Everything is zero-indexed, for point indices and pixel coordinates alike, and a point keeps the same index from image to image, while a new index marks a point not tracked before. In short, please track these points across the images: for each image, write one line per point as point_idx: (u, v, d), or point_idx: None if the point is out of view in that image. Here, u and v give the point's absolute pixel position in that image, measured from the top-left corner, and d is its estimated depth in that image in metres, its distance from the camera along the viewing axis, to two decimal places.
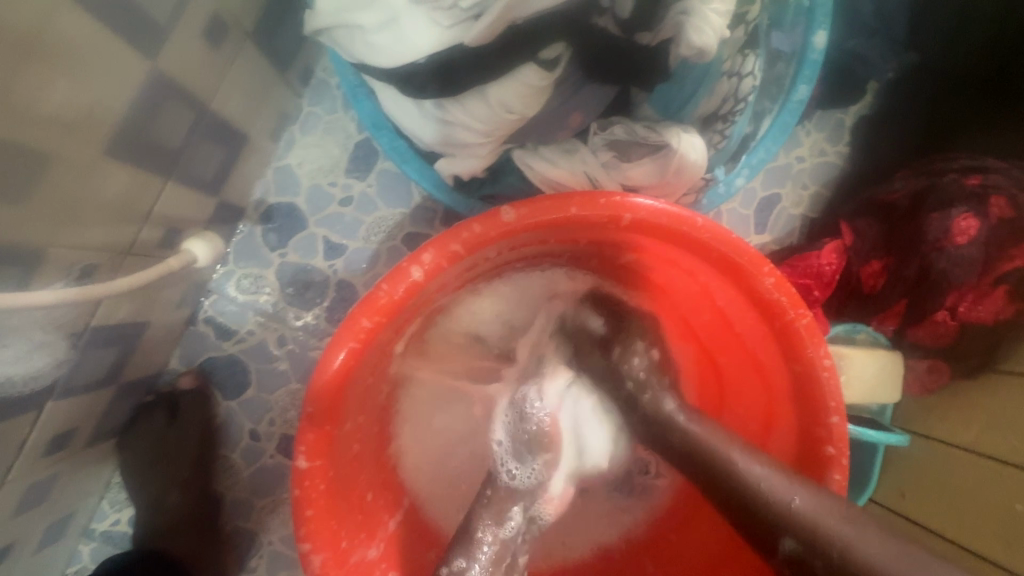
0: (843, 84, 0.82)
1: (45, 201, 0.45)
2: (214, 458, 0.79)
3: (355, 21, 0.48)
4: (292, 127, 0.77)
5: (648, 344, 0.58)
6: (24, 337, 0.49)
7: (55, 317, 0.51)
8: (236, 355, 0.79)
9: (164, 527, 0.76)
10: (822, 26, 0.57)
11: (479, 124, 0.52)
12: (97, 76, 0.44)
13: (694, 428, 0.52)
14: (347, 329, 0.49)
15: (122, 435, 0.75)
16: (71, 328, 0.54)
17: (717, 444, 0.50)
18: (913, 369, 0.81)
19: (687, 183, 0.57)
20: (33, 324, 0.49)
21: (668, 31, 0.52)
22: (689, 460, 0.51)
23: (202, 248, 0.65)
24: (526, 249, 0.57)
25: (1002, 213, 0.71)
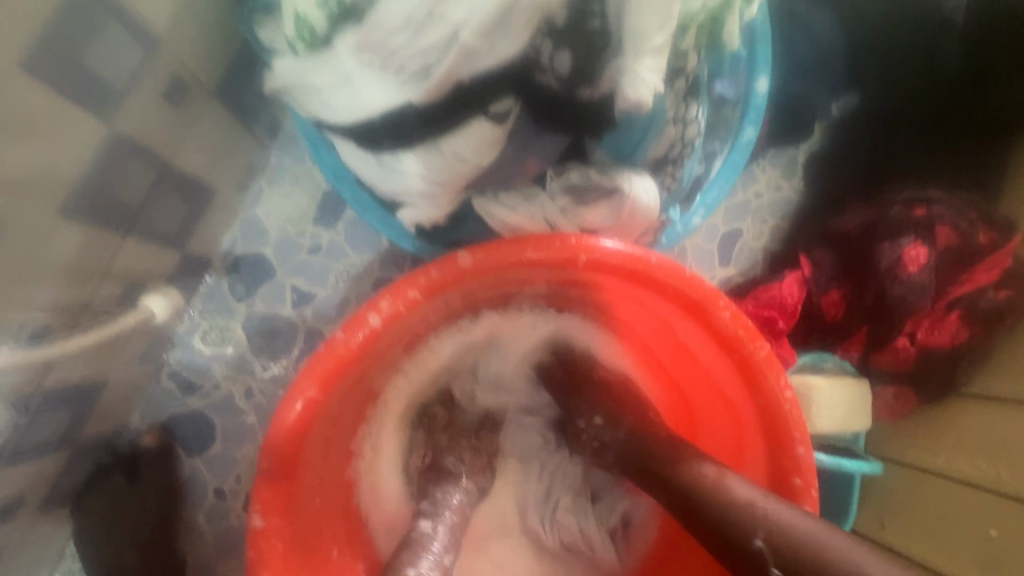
0: (791, 125, 0.86)
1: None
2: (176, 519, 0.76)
3: (309, 81, 0.49)
4: (260, 179, 0.78)
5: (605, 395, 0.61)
6: None
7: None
8: (201, 410, 0.77)
9: None
10: (761, 75, 0.64)
11: (435, 175, 0.53)
12: (51, 141, 0.44)
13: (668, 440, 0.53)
14: (308, 376, 0.49)
15: (76, 502, 0.70)
16: (20, 393, 0.52)
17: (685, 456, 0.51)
18: (880, 396, 0.81)
19: (642, 224, 0.60)
20: None
21: (608, 84, 0.50)
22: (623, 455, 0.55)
23: (161, 304, 0.65)
24: (485, 292, 0.58)
25: (948, 241, 0.76)
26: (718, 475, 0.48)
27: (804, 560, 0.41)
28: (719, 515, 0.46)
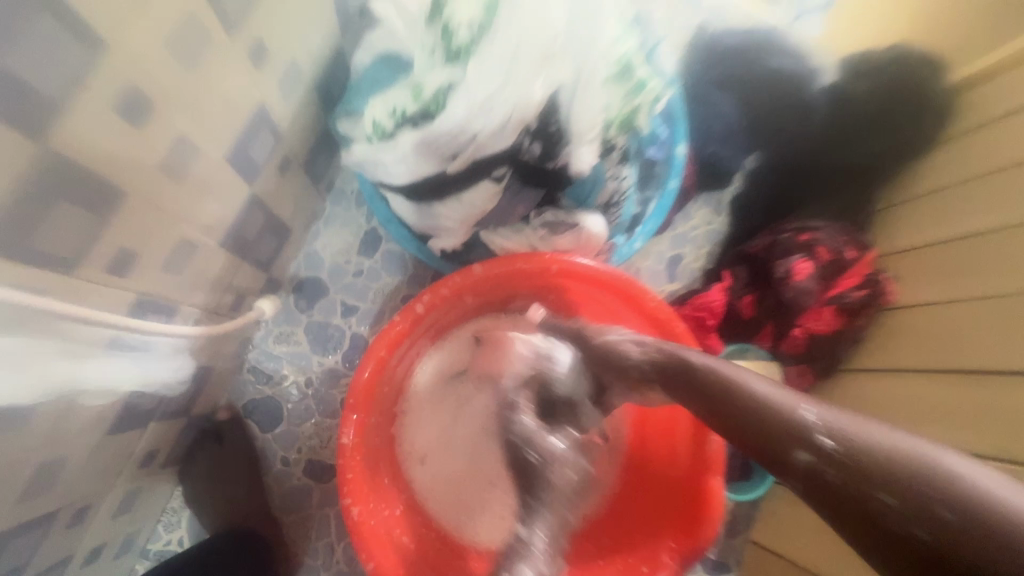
0: (712, 175, 1.16)
1: (192, 278, 0.70)
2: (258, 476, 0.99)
3: (379, 160, 0.75)
4: (318, 222, 1.05)
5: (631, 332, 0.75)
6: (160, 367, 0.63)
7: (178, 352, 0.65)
8: (273, 396, 1.01)
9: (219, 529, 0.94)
10: (681, 143, 0.92)
11: (456, 214, 0.81)
12: (231, 198, 0.70)
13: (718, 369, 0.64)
14: (379, 342, 0.76)
15: (185, 462, 0.95)
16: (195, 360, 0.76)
17: (728, 374, 0.63)
18: (788, 374, 1.08)
19: (596, 245, 0.86)
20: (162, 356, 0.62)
21: (564, 159, 0.75)
22: (675, 376, 0.67)
23: (268, 305, 0.94)
24: (490, 294, 0.85)
25: (826, 257, 1.03)
26: (777, 393, 0.58)
27: (855, 448, 0.49)
28: (781, 416, 0.56)
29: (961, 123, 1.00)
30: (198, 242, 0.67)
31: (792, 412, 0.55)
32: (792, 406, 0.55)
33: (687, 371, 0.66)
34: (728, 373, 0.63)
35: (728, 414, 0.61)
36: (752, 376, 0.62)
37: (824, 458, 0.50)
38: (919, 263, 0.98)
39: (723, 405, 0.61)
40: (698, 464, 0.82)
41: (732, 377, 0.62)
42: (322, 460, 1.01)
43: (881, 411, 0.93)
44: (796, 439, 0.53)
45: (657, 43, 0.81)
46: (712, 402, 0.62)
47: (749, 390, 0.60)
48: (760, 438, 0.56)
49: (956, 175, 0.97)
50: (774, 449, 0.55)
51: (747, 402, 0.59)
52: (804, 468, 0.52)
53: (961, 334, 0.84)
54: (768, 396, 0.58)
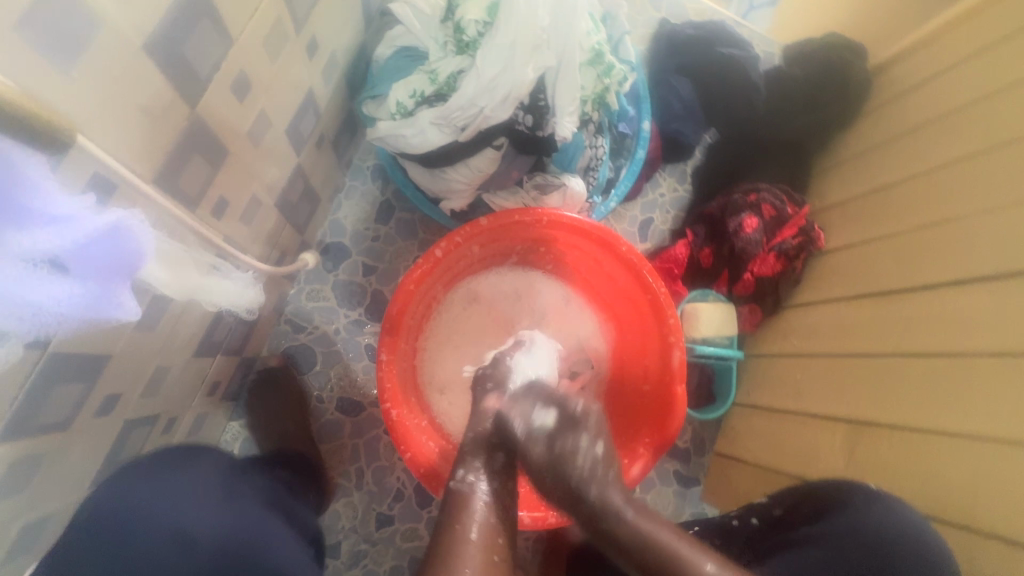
0: (675, 148, 1.35)
1: (258, 230, 0.87)
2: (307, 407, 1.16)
3: (400, 133, 0.91)
4: (340, 194, 1.22)
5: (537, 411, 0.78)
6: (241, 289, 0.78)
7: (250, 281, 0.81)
8: (307, 344, 1.19)
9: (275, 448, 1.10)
10: (647, 119, 1.12)
11: (463, 178, 0.98)
12: (286, 164, 0.87)
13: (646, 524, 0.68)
14: (407, 281, 0.93)
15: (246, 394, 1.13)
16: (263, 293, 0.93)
17: (654, 526, 0.68)
18: (741, 313, 1.27)
19: (579, 203, 1.04)
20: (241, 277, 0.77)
21: (550, 129, 0.92)
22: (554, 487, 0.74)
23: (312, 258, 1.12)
24: (493, 244, 1.04)
25: (770, 212, 1.23)
26: (668, 536, 0.67)
27: None
28: (660, 549, 0.66)
29: (880, 100, 1.22)
30: (263, 199, 0.84)
31: (688, 561, 0.65)
32: (687, 556, 0.65)
33: (605, 517, 0.70)
34: (614, 510, 0.70)
35: (618, 553, 0.69)
36: (655, 527, 0.68)
37: None
38: (843, 215, 1.20)
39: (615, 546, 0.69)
40: (665, 374, 1.00)
41: (618, 510, 0.69)
42: (351, 396, 1.19)
43: (813, 334, 1.13)
44: (651, 564, 0.66)
45: (623, 38, 1.01)
46: (615, 547, 0.69)
47: (631, 528, 0.68)
48: (640, 555, 0.67)
49: (871, 142, 1.19)
50: (645, 569, 0.66)
51: (628, 538, 0.68)
52: (644, 569, 0.67)
53: (875, 265, 1.06)
54: (668, 542, 0.66)
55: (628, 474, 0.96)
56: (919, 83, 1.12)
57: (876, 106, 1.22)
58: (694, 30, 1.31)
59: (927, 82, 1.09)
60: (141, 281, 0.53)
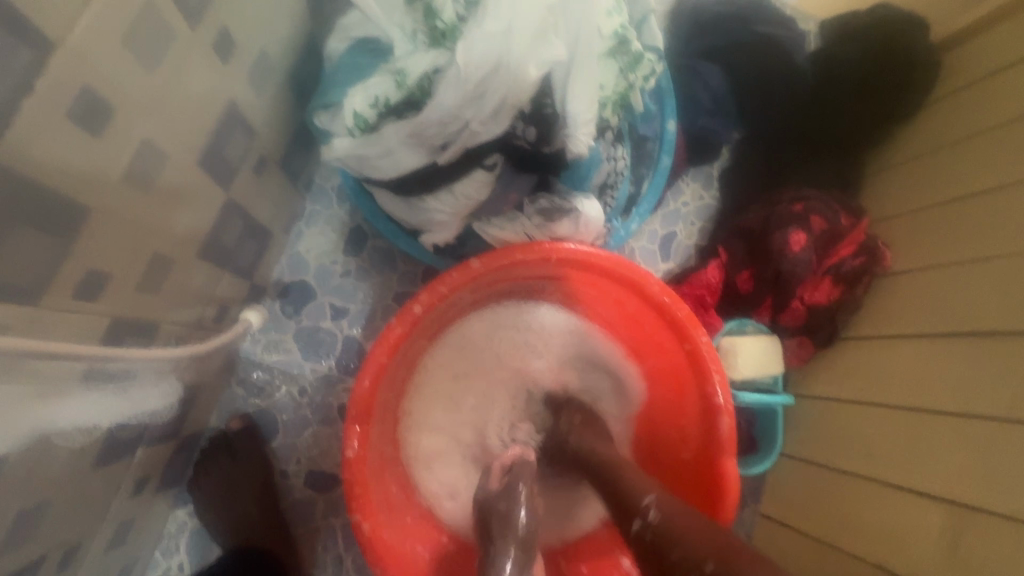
0: (700, 149, 1.13)
1: (174, 295, 0.64)
2: (273, 483, 0.95)
3: (361, 154, 0.69)
4: (299, 222, 1.00)
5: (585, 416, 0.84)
6: (146, 382, 0.58)
7: (167, 368, 0.61)
8: (266, 407, 0.97)
9: (243, 536, 0.91)
10: (671, 119, 0.89)
11: (448, 208, 0.76)
12: (208, 205, 0.65)
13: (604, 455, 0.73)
14: (379, 349, 0.71)
15: (194, 477, 0.92)
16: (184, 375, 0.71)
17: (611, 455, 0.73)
18: (788, 347, 1.06)
19: (595, 231, 0.82)
20: (150, 367, 0.57)
21: (558, 144, 0.69)
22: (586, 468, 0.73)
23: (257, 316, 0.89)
24: (487, 287, 0.82)
25: (821, 226, 1.02)
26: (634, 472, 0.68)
27: None
28: (627, 491, 0.65)
29: (950, 85, 1.00)
30: (176, 255, 0.61)
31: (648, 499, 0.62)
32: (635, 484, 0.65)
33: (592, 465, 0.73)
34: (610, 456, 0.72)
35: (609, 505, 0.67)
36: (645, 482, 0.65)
37: None
38: (911, 227, 0.98)
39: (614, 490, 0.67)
40: (710, 443, 0.80)
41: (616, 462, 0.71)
42: (323, 469, 0.98)
43: (881, 378, 0.93)
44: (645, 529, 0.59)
45: (646, 17, 0.77)
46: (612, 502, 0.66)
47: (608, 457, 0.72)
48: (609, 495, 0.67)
49: (942, 139, 0.98)
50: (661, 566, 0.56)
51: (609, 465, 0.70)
52: (636, 537, 0.60)
53: (959, 295, 0.85)
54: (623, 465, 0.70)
55: None
56: (999, 67, 0.90)
57: (943, 93, 1.01)
58: (720, 6, 1.09)
59: (1014, 64, 0.88)
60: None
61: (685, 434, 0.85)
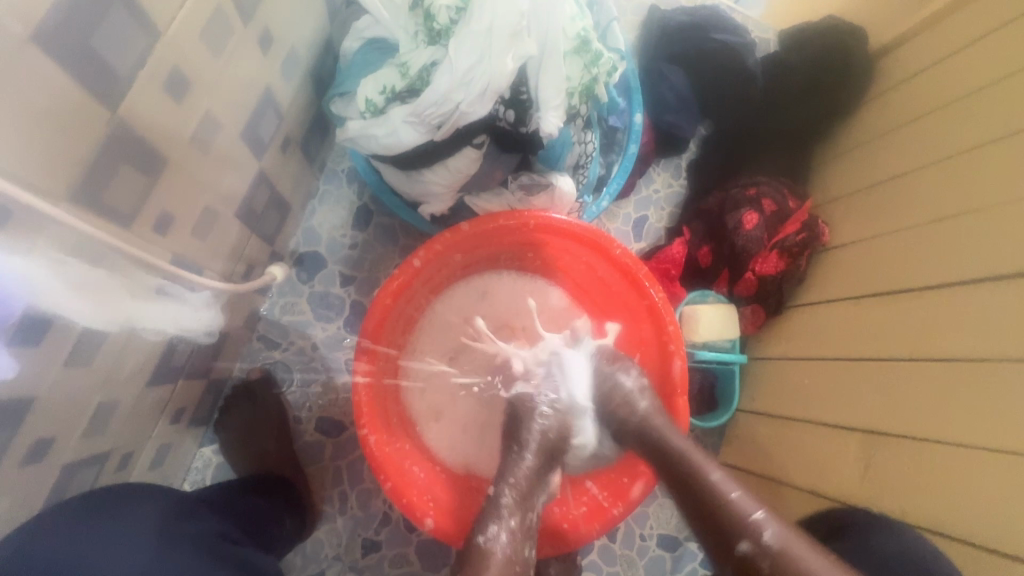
0: (668, 141, 1.28)
1: (217, 245, 0.79)
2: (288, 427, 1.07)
3: (370, 133, 0.83)
4: (314, 200, 1.14)
5: (637, 376, 0.86)
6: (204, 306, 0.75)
7: (216, 300, 0.79)
8: (282, 361, 1.11)
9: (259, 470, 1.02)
10: (637, 112, 1.04)
11: (443, 180, 0.90)
12: (246, 172, 0.79)
13: (670, 435, 0.79)
14: (384, 292, 0.87)
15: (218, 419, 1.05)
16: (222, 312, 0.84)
17: (679, 445, 0.78)
18: (743, 315, 1.20)
19: (568, 204, 0.97)
20: (209, 296, 0.75)
21: (534, 125, 0.84)
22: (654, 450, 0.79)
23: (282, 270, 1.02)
24: (476, 251, 0.97)
25: (771, 208, 1.16)
26: (720, 476, 0.73)
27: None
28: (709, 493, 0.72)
29: (883, 86, 1.15)
30: (221, 211, 0.76)
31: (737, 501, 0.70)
32: (720, 488, 0.72)
33: (663, 444, 0.79)
34: (681, 447, 0.77)
35: (688, 496, 0.74)
36: (724, 478, 0.73)
37: (750, 556, 0.67)
38: (847, 208, 1.13)
39: (678, 470, 0.76)
40: (665, 386, 0.93)
41: (682, 452, 0.77)
42: (331, 416, 1.11)
43: (820, 337, 1.07)
44: (714, 514, 0.71)
45: (610, 25, 0.93)
46: (690, 493, 0.74)
47: (708, 479, 0.73)
48: (694, 493, 0.74)
49: (877, 131, 1.12)
50: (721, 541, 0.70)
51: (694, 471, 0.75)
52: (743, 555, 0.68)
53: (882, 262, 1.00)
54: (692, 452, 0.77)
55: (629, 494, 0.90)
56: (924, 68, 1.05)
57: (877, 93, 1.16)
58: (686, 16, 1.24)
59: (931, 68, 1.03)
60: (30, 317, 0.48)
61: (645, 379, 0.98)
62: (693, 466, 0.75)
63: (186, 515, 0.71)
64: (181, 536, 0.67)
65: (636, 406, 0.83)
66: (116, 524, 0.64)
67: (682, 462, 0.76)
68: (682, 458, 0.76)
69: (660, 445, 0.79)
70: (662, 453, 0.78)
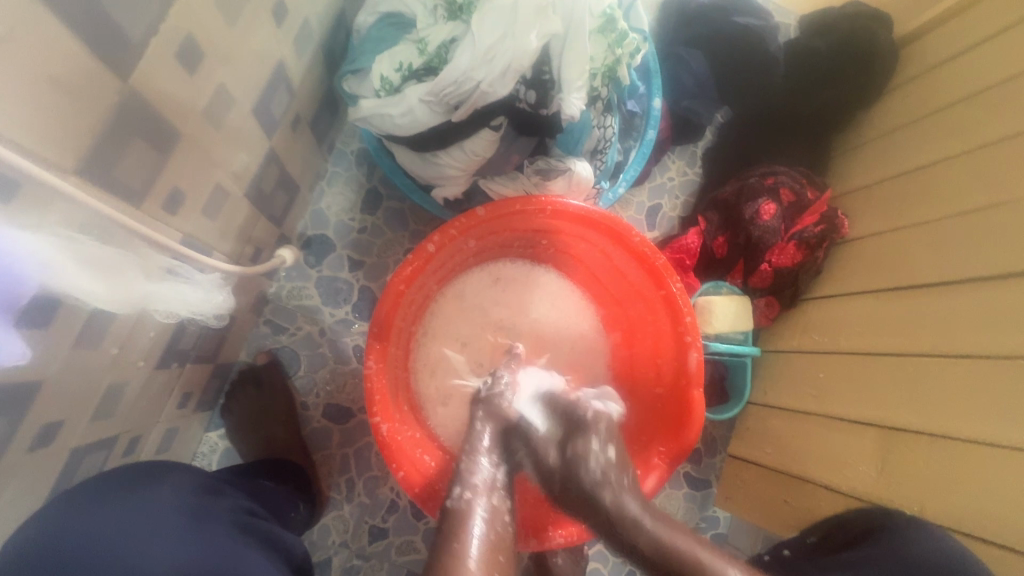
0: (685, 128, 1.25)
1: (227, 226, 0.76)
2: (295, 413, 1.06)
3: (386, 113, 0.80)
4: (322, 182, 1.11)
5: (602, 445, 0.73)
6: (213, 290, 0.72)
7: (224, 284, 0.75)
8: (290, 346, 1.09)
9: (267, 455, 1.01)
10: (656, 96, 1.01)
11: (458, 163, 0.87)
12: (257, 151, 0.76)
13: (639, 517, 0.68)
14: (397, 278, 0.85)
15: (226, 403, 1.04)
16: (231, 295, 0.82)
17: (666, 535, 0.66)
18: (757, 307, 1.18)
19: (584, 190, 0.93)
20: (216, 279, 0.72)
21: (555, 107, 0.81)
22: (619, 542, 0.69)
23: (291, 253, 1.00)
24: (490, 237, 0.94)
25: (789, 198, 1.14)
26: (705, 553, 0.65)
27: None
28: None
29: (908, 74, 1.12)
30: (230, 190, 0.73)
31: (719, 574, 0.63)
32: (711, 574, 0.63)
33: (625, 525, 0.68)
34: (666, 538, 0.66)
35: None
36: (707, 554, 0.64)
37: None
38: (868, 199, 1.10)
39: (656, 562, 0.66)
40: (680, 378, 0.91)
41: (670, 540, 0.66)
42: (338, 403, 1.10)
43: (837, 330, 1.05)
44: None
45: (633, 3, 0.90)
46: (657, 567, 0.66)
47: (680, 550, 0.65)
48: (668, 570, 0.65)
49: (901, 121, 1.09)
50: None
51: (655, 546, 0.66)
52: None
53: (905, 254, 0.97)
54: (667, 535, 0.66)
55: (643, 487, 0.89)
56: (953, 55, 1.02)
57: (902, 81, 1.13)
58: None
59: (961, 55, 1.00)
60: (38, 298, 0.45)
61: (660, 371, 0.96)
62: (668, 549, 0.65)
63: (213, 492, 0.71)
64: (212, 513, 0.67)
65: (584, 465, 0.72)
66: (140, 500, 0.64)
67: (670, 552, 0.65)
68: (667, 546, 0.65)
69: (624, 532, 0.67)
70: (616, 523, 0.68)
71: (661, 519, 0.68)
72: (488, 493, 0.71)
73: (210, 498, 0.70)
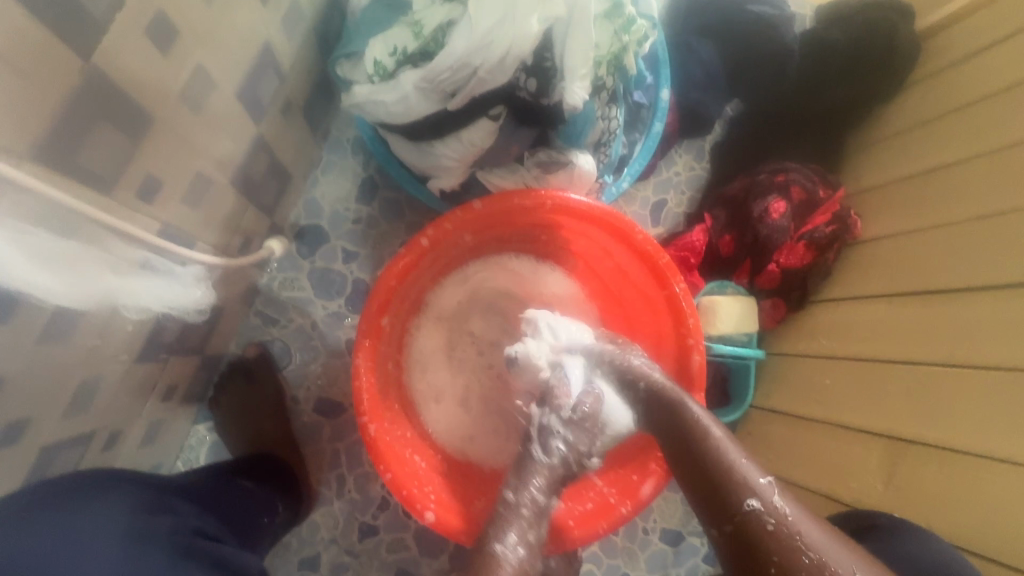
0: (693, 121, 1.21)
1: (211, 215, 0.73)
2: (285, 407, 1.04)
3: (379, 100, 0.76)
4: (316, 171, 1.08)
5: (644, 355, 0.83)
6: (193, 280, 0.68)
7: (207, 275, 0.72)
8: (280, 339, 1.06)
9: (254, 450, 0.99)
10: (664, 88, 0.97)
11: (455, 154, 0.83)
12: (243, 137, 0.73)
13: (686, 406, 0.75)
14: (388, 273, 0.81)
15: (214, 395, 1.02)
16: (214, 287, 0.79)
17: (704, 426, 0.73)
18: (763, 308, 1.15)
19: (587, 183, 0.90)
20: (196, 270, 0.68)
21: (556, 96, 0.77)
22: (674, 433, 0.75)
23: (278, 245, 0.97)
24: (488, 231, 0.91)
25: (799, 196, 1.09)
26: (743, 463, 0.69)
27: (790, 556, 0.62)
28: (724, 476, 0.69)
29: (929, 68, 1.07)
30: (215, 178, 0.70)
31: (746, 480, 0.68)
32: (735, 468, 0.69)
33: (677, 414, 0.75)
34: (701, 428, 0.73)
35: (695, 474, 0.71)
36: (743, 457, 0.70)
37: (758, 513, 0.66)
38: (882, 199, 1.06)
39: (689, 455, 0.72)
40: (681, 381, 0.89)
41: (699, 422, 0.73)
42: (330, 397, 1.07)
43: (845, 335, 1.02)
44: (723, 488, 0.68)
45: None
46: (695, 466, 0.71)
47: (716, 456, 0.70)
48: (705, 475, 0.70)
49: (919, 117, 1.05)
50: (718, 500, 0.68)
51: (710, 457, 0.70)
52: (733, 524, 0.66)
53: (919, 258, 0.93)
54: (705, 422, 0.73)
55: (639, 493, 0.87)
56: (977, 48, 0.96)
57: (922, 76, 1.08)
58: None
59: (985, 50, 0.95)
60: None
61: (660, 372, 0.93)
62: (704, 434, 0.72)
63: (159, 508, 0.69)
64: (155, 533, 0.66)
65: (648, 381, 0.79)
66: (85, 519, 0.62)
67: (708, 451, 0.71)
68: (699, 428, 0.73)
69: (674, 413, 0.75)
70: (670, 422, 0.75)
71: (705, 410, 0.75)
72: (532, 515, 0.72)
73: (152, 517, 0.67)
